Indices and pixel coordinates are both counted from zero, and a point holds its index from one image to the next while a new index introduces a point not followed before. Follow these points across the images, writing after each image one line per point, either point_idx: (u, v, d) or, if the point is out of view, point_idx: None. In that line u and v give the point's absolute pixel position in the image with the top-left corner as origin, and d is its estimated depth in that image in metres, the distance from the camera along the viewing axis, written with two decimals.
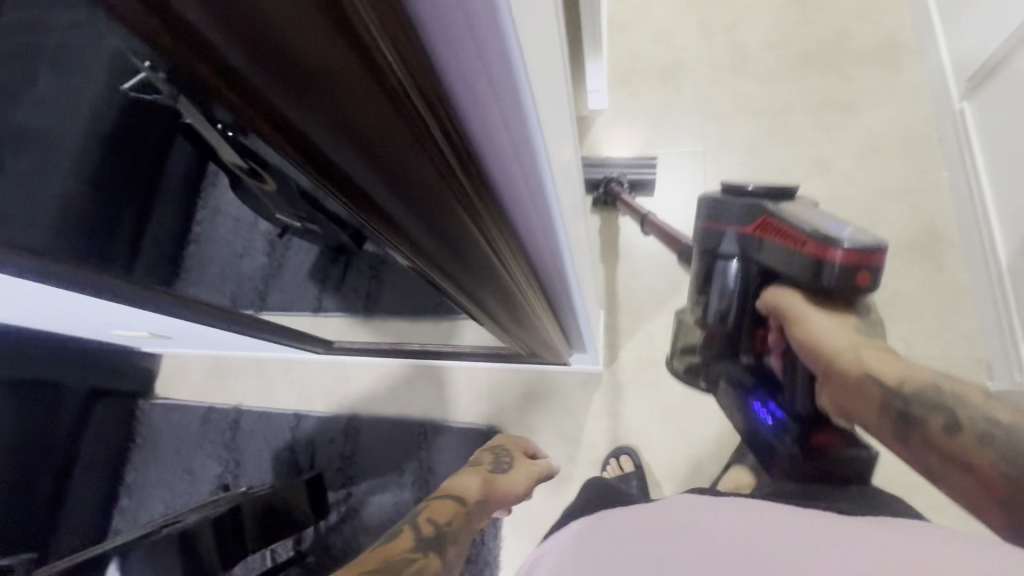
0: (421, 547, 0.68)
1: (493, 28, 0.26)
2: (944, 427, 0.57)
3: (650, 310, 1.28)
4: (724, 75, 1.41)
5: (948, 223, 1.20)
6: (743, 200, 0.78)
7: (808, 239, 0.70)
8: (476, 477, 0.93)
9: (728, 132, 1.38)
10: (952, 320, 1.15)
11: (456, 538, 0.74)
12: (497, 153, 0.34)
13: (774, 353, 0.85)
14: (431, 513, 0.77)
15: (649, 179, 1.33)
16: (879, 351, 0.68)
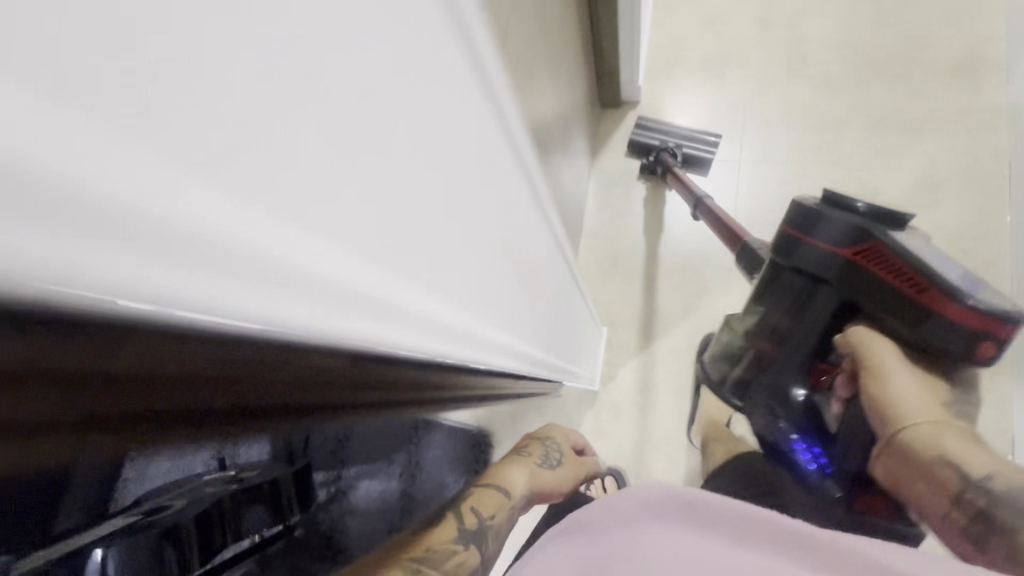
0: (462, 539, 0.62)
1: (232, 259, 0.18)
2: (987, 509, 0.55)
3: (657, 329, 1.22)
4: (776, 76, 1.27)
5: (1000, 276, 1.07)
6: (859, 220, 0.70)
7: (929, 284, 0.64)
8: (524, 465, 0.83)
9: (770, 142, 1.25)
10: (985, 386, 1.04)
11: (497, 538, 0.67)
12: (356, 336, 0.27)
13: (838, 398, 0.75)
14: (477, 502, 0.68)
15: (705, 157, 1.19)
16: (960, 433, 0.62)
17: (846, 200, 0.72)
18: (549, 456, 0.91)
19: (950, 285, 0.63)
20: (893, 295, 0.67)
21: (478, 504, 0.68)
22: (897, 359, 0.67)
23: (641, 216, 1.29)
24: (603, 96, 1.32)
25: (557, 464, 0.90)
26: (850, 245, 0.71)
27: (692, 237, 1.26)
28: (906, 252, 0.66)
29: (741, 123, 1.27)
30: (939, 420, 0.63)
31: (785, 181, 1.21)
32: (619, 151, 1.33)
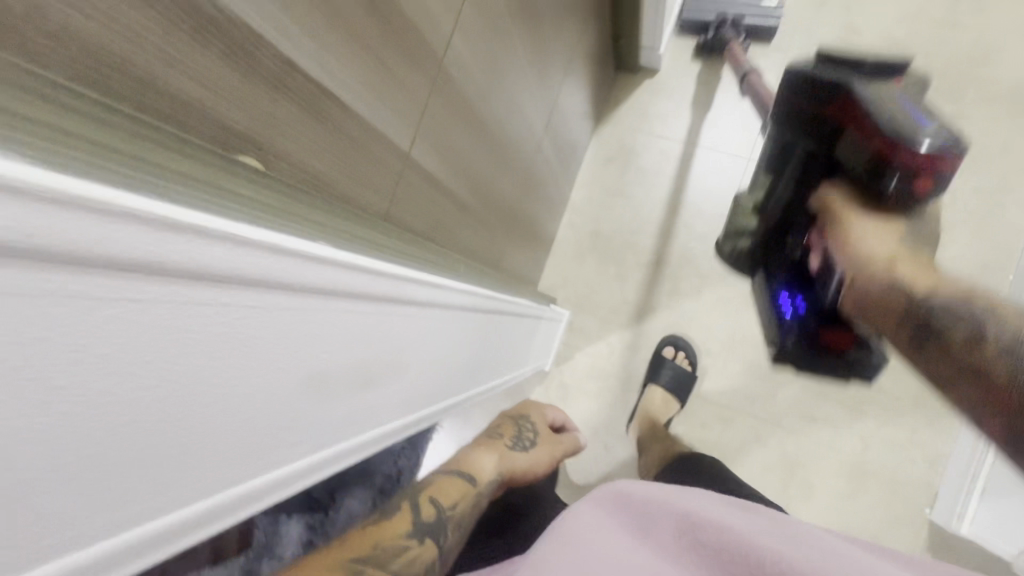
0: (415, 534, 0.64)
1: None
2: (967, 337, 0.40)
3: (622, 320, 1.20)
4: None
5: None
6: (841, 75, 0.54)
7: (878, 132, 0.48)
8: (496, 449, 0.88)
9: None
10: (926, 439, 1.04)
11: (458, 527, 0.71)
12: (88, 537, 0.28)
13: (814, 248, 0.60)
14: (439, 490, 0.72)
15: (771, 25, 1.12)
16: (921, 262, 0.48)
17: (841, 65, 0.55)
18: (523, 437, 0.95)
19: (896, 124, 0.47)
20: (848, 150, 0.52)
21: (439, 495, 0.72)
22: (849, 194, 0.53)
23: (632, 199, 1.21)
24: (619, 58, 1.19)
25: (531, 445, 0.95)
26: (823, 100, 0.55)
27: (680, 231, 1.18)
28: (873, 103, 0.49)
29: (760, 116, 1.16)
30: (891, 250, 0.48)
31: None
32: (624, 122, 1.22)
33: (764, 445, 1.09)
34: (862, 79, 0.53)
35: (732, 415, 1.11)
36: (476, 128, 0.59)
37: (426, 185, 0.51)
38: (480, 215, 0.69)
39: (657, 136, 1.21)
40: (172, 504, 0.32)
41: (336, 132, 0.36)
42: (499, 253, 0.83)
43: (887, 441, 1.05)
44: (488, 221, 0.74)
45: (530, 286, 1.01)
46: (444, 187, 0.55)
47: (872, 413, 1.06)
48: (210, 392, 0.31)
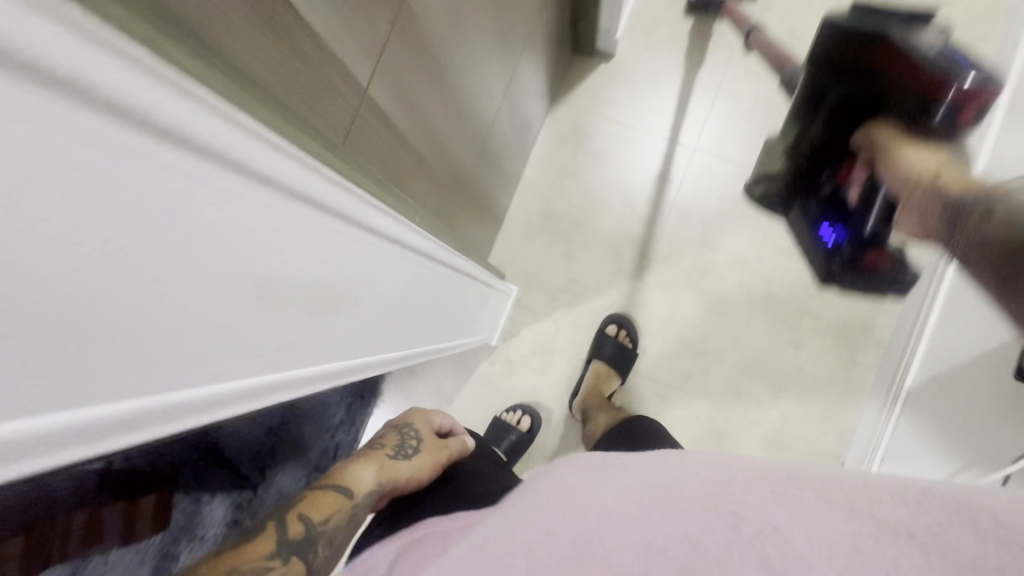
0: (281, 553, 0.64)
1: None
2: (987, 218, 0.42)
3: (568, 300, 1.22)
4: (758, 64, 1.20)
5: (885, 321, 1.14)
6: (845, 35, 0.53)
7: (926, 73, 0.48)
8: (375, 460, 0.81)
9: (731, 136, 1.20)
10: (838, 415, 1.14)
11: (331, 539, 0.69)
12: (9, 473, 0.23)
13: (850, 188, 0.60)
14: (306, 507, 0.69)
15: None
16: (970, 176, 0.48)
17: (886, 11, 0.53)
18: (405, 444, 0.86)
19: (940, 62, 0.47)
20: (891, 90, 0.51)
21: (310, 510, 0.69)
22: (890, 129, 0.51)
23: (583, 181, 1.23)
24: (576, 39, 1.19)
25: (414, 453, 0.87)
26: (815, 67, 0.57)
27: (627, 214, 1.22)
28: (915, 49, 0.49)
29: (706, 110, 1.21)
30: (936, 163, 0.48)
31: (731, 180, 1.20)
32: (579, 105, 1.24)
33: (695, 422, 1.15)
34: (899, 24, 0.52)
35: (668, 393, 1.16)
36: (431, 79, 0.57)
37: (385, 131, 0.50)
38: (435, 175, 0.68)
39: (610, 121, 1.23)
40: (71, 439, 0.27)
41: (301, 62, 0.33)
42: (452, 220, 0.82)
43: (805, 417, 1.14)
44: (440, 181, 0.72)
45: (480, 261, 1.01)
46: (399, 138, 0.53)
47: (793, 391, 1.15)
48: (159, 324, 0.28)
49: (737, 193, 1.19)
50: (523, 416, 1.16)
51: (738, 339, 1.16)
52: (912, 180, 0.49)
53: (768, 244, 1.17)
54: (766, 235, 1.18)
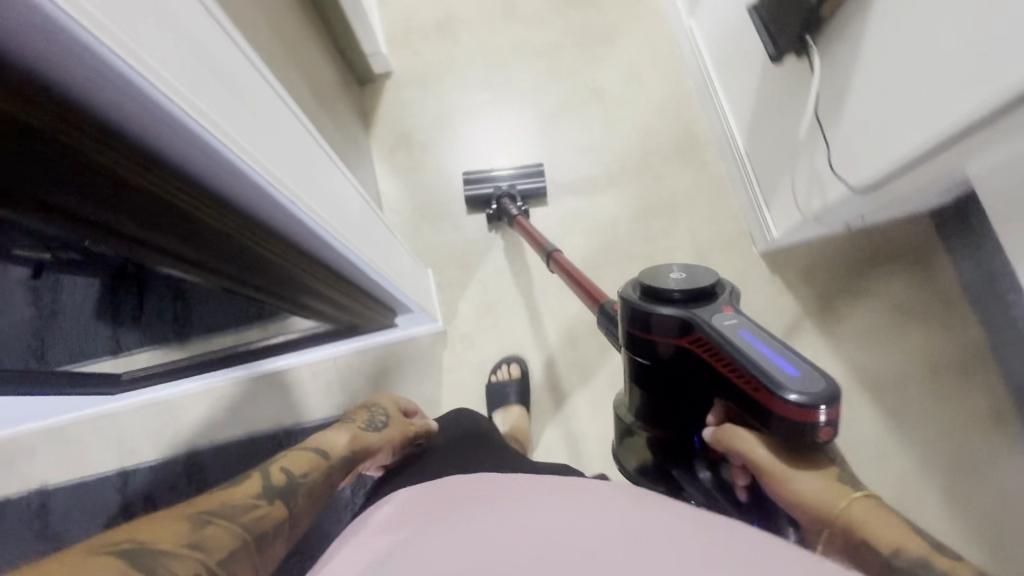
0: (266, 496, 0.68)
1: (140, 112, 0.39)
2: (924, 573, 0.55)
3: (477, 258, 1.30)
4: (497, 23, 1.46)
5: (704, 125, 1.36)
6: (665, 313, 0.71)
7: (755, 381, 0.64)
8: (348, 433, 0.95)
9: (512, 77, 1.43)
10: (724, 206, 1.31)
11: (310, 492, 0.76)
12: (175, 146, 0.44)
13: (739, 487, 0.77)
14: (288, 462, 0.78)
15: (539, 187, 1.31)
16: (865, 496, 0.64)
17: (661, 290, 0.72)
18: (374, 419, 1.00)
19: (768, 377, 0.63)
20: (729, 388, 0.69)
21: (289, 465, 0.77)
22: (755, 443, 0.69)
23: (428, 166, 1.37)
24: (355, 72, 1.39)
25: (382, 426, 1.00)
26: (645, 330, 0.74)
27: (478, 170, 1.37)
28: (726, 342, 0.67)
29: (483, 67, 1.44)
30: (823, 491, 0.64)
31: (534, 104, 1.41)
32: (388, 116, 1.40)
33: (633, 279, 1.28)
34: (697, 309, 0.71)
35: (599, 271, 1.29)
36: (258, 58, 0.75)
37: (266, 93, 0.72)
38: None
39: (420, 114, 1.41)
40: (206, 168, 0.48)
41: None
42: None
43: (705, 223, 1.30)
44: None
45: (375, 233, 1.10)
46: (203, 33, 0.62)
47: (683, 212, 1.31)
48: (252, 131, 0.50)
49: (544, 107, 1.40)
50: (511, 366, 1.21)
51: (619, 204, 1.33)
52: (809, 506, 0.64)
53: (590, 126, 1.38)
54: (584, 124, 1.39)
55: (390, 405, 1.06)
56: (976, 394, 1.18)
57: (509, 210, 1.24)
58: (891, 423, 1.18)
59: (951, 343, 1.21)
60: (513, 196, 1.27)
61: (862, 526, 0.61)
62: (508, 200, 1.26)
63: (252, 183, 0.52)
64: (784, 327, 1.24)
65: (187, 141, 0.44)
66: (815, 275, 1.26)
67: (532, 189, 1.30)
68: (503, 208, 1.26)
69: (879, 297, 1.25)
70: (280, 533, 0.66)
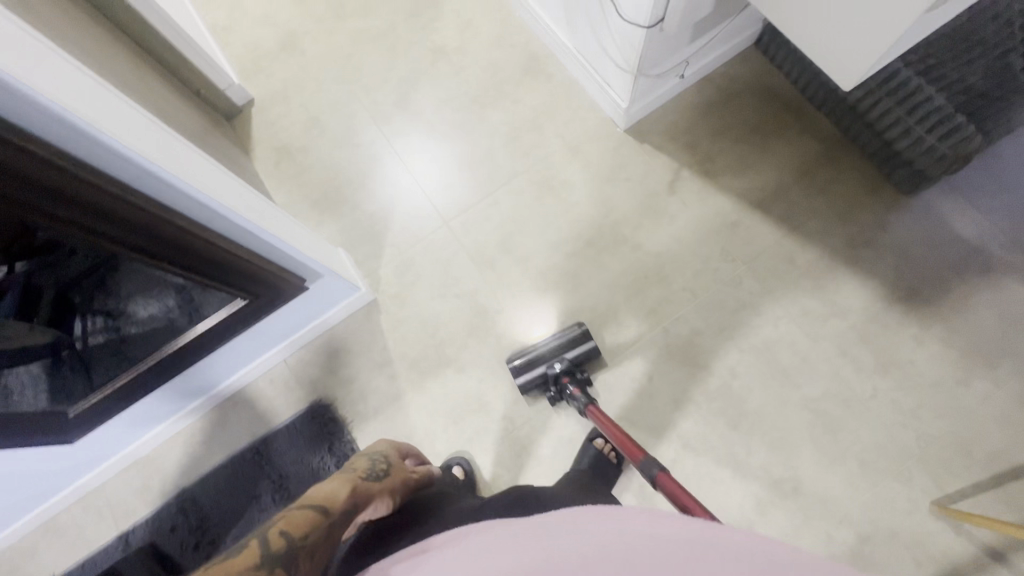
0: (267, 564, 0.63)
1: (17, 99, 0.58)
2: None
3: (383, 226, 1.39)
4: (332, 25, 1.58)
5: (539, 43, 1.49)
6: None
7: None
8: (348, 484, 0.83)
9: (361, 64, 1.54)
10: (579, 102, 1.43)
11: (311, 555, 0.69)
12: (53, 130, 0.64)
13: None
14: (286, 524, 0.69)
15: (592, 349, 1.20)
16: None
17: None
18: (376, 469, 0.90)
19: None
20: None
21: (291, 526, 0.69)
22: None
23: (314, 165, 1.46)
24: (219, 109, 1.48)
25: (383, 478, 0.89)
26: None
27: (359, 152, 1.46)
28: None
29: (334, 66, 1.55)
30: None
31: (388, 80, 1.52)
32: (264, 137, 1.49)
33: (526, 193, 1.39)
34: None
35: (495, 198, 1.39)
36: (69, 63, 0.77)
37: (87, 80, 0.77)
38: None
39: (292, 125, 1.50)
40: (79, 142, 0.67)
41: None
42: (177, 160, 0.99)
43: (569, 123, 1.42)
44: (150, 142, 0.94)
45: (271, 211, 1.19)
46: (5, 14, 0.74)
47: (547, 121, 1.43)
48: (108, 118, 0.68)
49: (398, 79, 1.52)
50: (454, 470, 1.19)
51: (490, 135, 1.44)
52: None
53: (445, 81, 1.50)
54: (437, 80, 1.50)
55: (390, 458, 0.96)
56: (844, 176, 1.31)
57: (574, 396, 1.13)
58: (788, 225, 1.30)
59: (810, 141, 1.34)
60: (572, 374, 1.16)
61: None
62: (568, 379, 1.15)
63: (131, 160, 0.72)
64: (669, 181, 1.35)
65: (76, 131, 0.65)
66: (679, 130, 1.38)
67: (584, 356, 1.20)
68: (565, 392, 1.15)
69: (739, 127, 1.37)
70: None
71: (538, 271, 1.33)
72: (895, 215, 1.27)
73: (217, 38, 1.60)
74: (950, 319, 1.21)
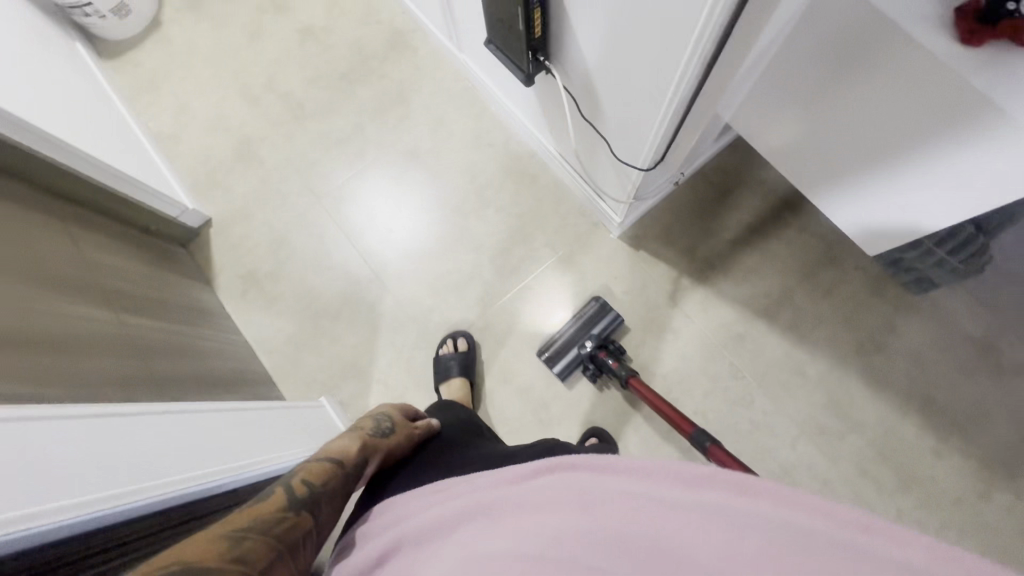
0: (292, 508, 0.66)
1: None
2: None
3: (367, 359, 1.28)
4: (291, 128, 1.46)
5: (519, 141, 1.38)
6: None
7: None
8: (356, 436, 0.84)
9: (326, 173, 1.43)
10: (567, 208, 1.34)
11: (331, 500, 0.72)
12: None
13: None
14: (307, 474, 0.72)
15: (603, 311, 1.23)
16: None
17: None
18: (382, 425, 0.89)
19: None
20: None
21: (308, 476, 0.71)
22: None
23: (286, 293, 1.33)
24: (174, 237, 1.35)
25: (392, 429, 0.89)
26: None
27: (333, 273, 1.34)
28: None
29: (298, 176, 1.42)
30: None
31: (357, 192, 1.40)
32: (230, 262, 1.37)
33: (518, 312, 1.29)
34: None
35: (488, 320, 1.29)
36: None
37: None
38: (11, 340, 0.69)
39: (257, 247, 1.37)
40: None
41: None
42: (128, 381, 0.83)
43: (558, 232, 1.33)
44: (78, 388, 0.74)
45: (221, 396, 1.02)
46: None
47: (533, 230, 1.34)
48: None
49: (372, 188, 1.41)
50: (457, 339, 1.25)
51: (476, 249, 1.34)
52: None
53: (423, 189, 1.39)
54: (413, 187, 1.40)
55: (392, 410, 0.94)
56: (854, 278, 1.23)
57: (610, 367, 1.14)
58: (796, 333, 1.22)
59: (810, 240, 1.26)
60: (606, 349, 1.16)
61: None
62: (604, 354, 1.15)
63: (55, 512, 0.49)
64: (667, 292, 1.27)
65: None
66: (677, 235, 1.30)
67: (608, 329, 1.22)
68: (601, 365, 1.15)
69: (738, 229, 1.28)
70: (304, 545, 0.66)
71: (539, 403, 1.23)
72: (903, 318, 1.21)
73: (164, 147, 1.46)
74: (968, 430, 1.15)
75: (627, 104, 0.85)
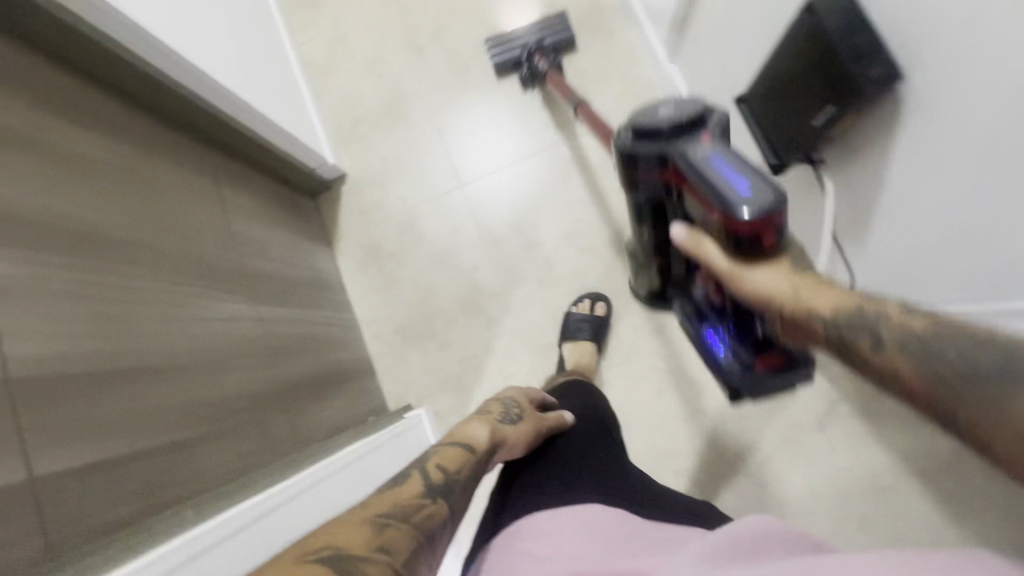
0: (430, 495, 0.59)
1: None
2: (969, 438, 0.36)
3: (472, 376, 1.20)
4: (449, 92, 1.29)
5: None
6: None
7: None
8: (485, 421, 0.78)
9: (474, 156, 1.27)
10: None
11: (466, 489, 0.65)
12: None
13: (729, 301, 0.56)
14: (442, 457, 0.66)
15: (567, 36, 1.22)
16: None
17: None
18: (510, 412, 0.83)
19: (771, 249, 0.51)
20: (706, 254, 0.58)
21: (443, 461, 0.65)
22: (729, 257, 0.50)
23: (405, 279, 1.25)
24: (305, 187, 1.25)
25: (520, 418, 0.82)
26: None
27: (457, 271, 1.24)
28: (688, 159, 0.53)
29: (445, 152, 1.28)
30: None
31: (503, 187, 1.26)
32: (355, 229, 1.28)
33: (643, 376, 1.17)
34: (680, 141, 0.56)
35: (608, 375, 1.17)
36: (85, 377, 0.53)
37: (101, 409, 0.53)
38: (165, 363, 0.62)
39: (386, 221, 1.27)
40: None
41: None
42: (261, 395, 0.78)
43: None
44: (220, 415, 0.68)
45: (333, 400, 0.98)
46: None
47: None
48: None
49: (520, 188, 1.25)
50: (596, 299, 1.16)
51: (616, 292, 1.19)
52: None
53: (575, 205, 1.23)
54: (565, 200, 1.23)
55: (519, 395, 0.88)
56: None
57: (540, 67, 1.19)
58: None
59: None
60: (543, 50, 1.19)
61: (804, 302, 0.45)
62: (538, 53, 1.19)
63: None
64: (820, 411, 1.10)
65: None
66: None
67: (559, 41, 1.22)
68: (533, 66, 1.20)
69: None
70: (446, 534, 0.57)
71: None
72: None
73: (312, 79, 1.33)
74: None
75: (923, 224, 0.63)
